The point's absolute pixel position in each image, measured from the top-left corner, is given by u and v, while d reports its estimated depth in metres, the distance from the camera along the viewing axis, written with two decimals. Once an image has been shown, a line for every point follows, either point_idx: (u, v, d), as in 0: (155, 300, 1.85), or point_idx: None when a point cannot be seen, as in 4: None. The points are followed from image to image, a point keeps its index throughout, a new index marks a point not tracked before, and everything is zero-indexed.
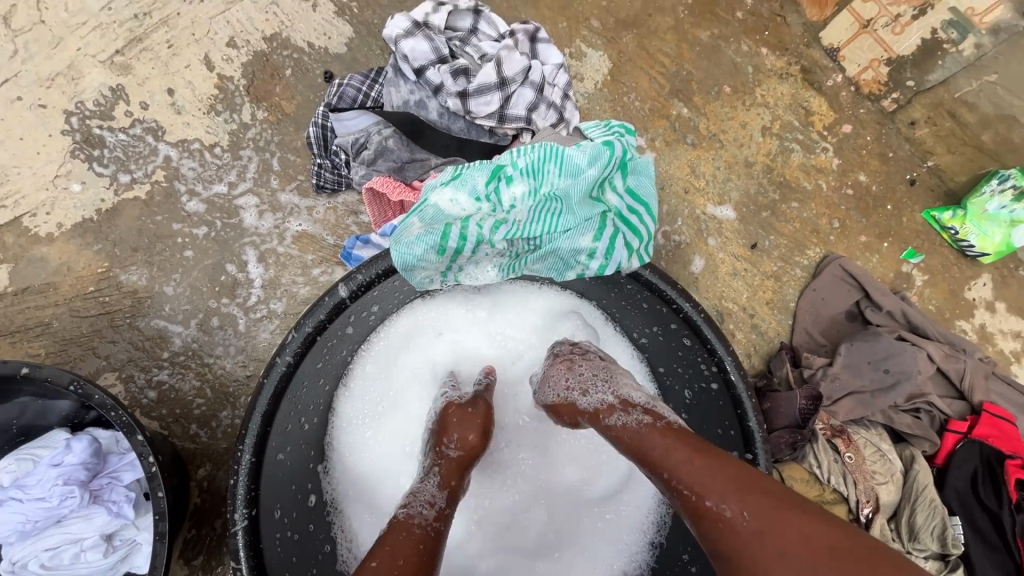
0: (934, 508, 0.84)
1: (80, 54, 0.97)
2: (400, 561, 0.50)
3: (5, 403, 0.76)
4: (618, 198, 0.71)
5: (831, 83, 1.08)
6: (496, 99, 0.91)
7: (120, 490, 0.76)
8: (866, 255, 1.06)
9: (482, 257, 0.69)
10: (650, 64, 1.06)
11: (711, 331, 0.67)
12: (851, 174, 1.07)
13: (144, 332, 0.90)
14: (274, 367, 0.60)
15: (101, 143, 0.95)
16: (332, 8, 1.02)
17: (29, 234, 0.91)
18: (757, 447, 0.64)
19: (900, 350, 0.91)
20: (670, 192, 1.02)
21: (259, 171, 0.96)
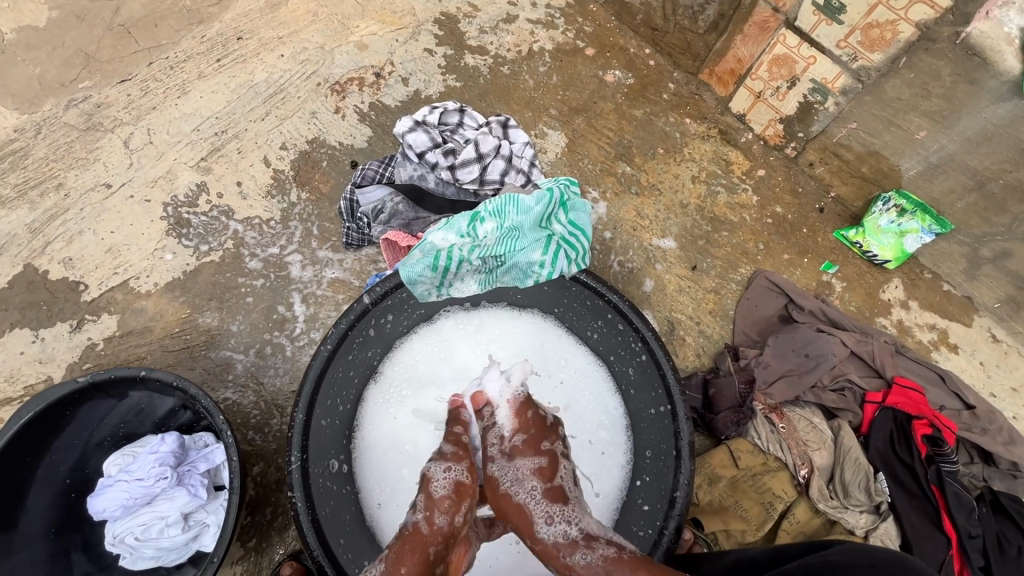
0: (859, 465, 1.01)
1: (176, 162, 1.33)
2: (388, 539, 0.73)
3: (116, 411, 1.00)
4: (562, 227, 0.99)
5: (743, 140, 1.38)
6: (475, 169, 1.23)
7: (197, 476, 0.98)
8: (790, 269, 1.29)
9: (465, 272, 0.96)
10: (598, 136, 1.38)
11: (634, 315, 0.89)
12: (769, 207, 1.33)
13: (215, 360, 1.17)
14: (318, 354, 0.85)
15: (188, 223, 1.28)
16: (357, 116, 1.38)
17: (133, 292, 1.22)
18: (676, 399, 0.86)
19: (815, 337, 1.11)
20: (620, 230, 1.29)
21: (303, 235, 1.27)
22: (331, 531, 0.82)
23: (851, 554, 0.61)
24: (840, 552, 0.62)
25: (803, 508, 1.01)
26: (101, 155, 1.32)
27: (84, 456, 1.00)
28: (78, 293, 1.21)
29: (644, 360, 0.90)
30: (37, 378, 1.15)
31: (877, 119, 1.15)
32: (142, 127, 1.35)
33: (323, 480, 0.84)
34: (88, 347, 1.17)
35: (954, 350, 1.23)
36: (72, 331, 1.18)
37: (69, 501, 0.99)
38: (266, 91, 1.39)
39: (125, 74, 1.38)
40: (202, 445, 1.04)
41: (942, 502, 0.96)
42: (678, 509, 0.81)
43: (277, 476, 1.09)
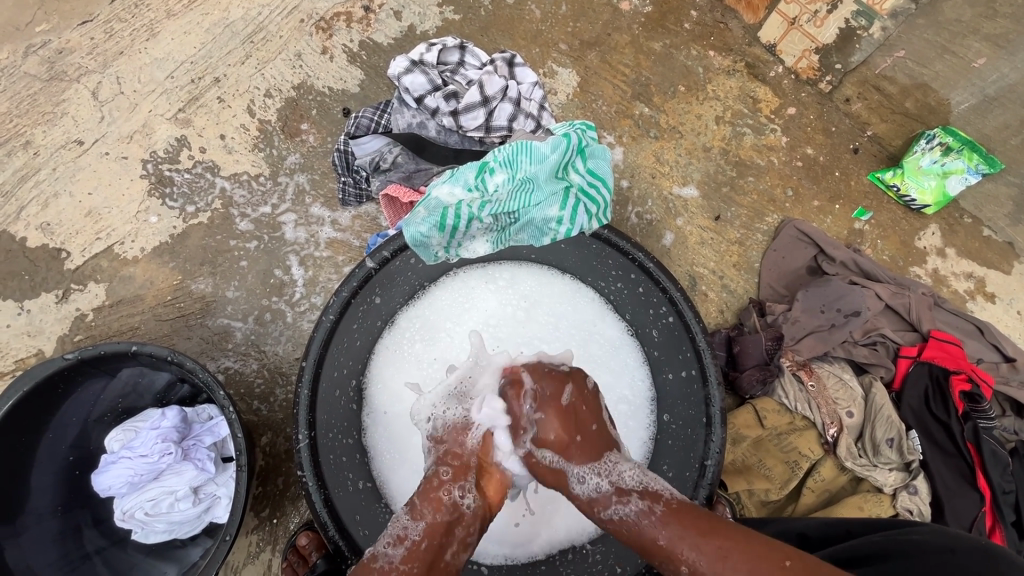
0: (891, 422, 0.97)
1: (152, 114, 1.21)
2: None
3: (114, 386, 0.95)
4: (580, 177, 0.89)
5: (773, 74, 1.25)
6: (481, 114, 1.12)
7: (204, 449, 0.95)
8: (820, 217, 1.20)
9: (475, 231, 0.87)
10: (613, 74, 1.25)
11: (662, 274, 0.82)
12: (799, 149, 1.23)
13: (213, 329, 1.11)
14: (320, 324, 0.78)
15: (170, 182, 1.18)
16: (346, 58, 1.25)
17: (120, 258, 1.14)
18: (706, 360, 0.80)
19: (849, 291, 1.04)
20: (639, 179, 1.20)
21: (296, 192, 1.17)
22: (346, 509, 0.78)
23: None
24: None
25: (829, 466, 0.98)
26: (69, 109, 1.20)
27: (84, 433, 0.96)
28: (61, 261, 1.13)
29: (671, 321, 0.84)
30: (28, 351, 1.09)
31: (930, 45, 1.03)
32: (110, 75, 1.22)
33: (334, 456, 0.80)
34: (78, 317, 1.11)
35: (991, 300, 1.17)
36: (59, 301, 1.11)
37: (74, 477, 0.96)
38: (244, 30, 1.25)
39: (85, 14, 1.23)
40: (206, 418, 1.00)
41: (977, 458, 0.93)
42: (708, 478, 0.77)
43: (287, 446, 1.06)
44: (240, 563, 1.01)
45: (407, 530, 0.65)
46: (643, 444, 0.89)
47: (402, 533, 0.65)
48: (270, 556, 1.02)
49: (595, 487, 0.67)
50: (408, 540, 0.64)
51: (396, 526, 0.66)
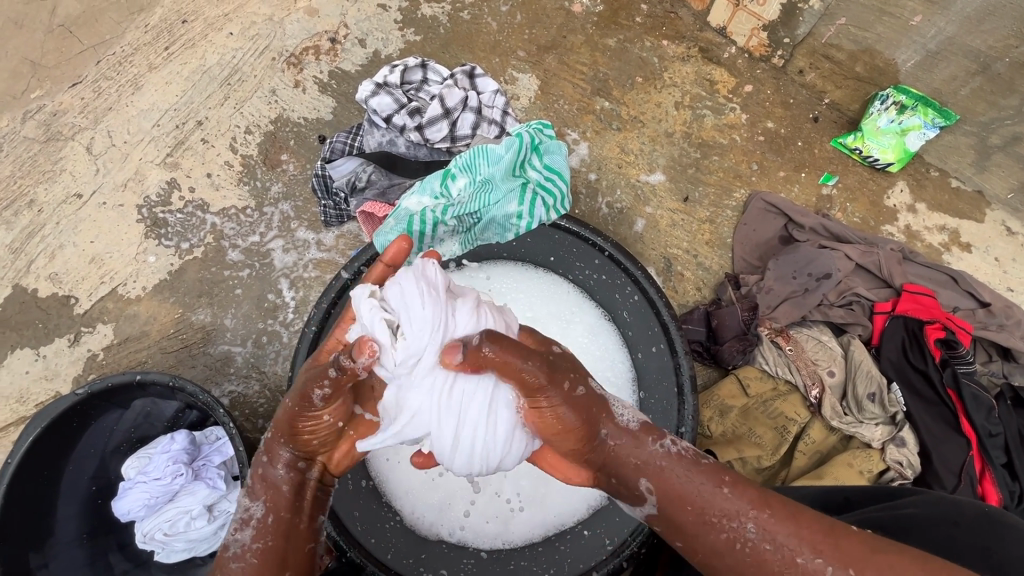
0: (871, 376, 0.98)
1: (143, 162, 1.29)
2: None
3: (125, 414, 1.01)
4: (538, 173, 0.93)
5: (727, 55, 1.29)
6: (445, 126, 1.18)
7: (214, 468, 1.00)
8: (787, 187, 1.23)
9: (443, 235, 0.92)
10: (571, 74, 1.30)
11: (622, 255, 0.88)
12: (760, 123, 1.26)
13: (215, 356, 1.17)
14: (305, 335, 0.83)
15: (164, 223, 1.25)
16: (317, 88, 1.32)
17: (124, 298, 1.21)
18: (673, 334, 0.85)
19: (817, 255, 1.07)
20: (606, 170, 1.24)
21: (281, 220, 1.24)
22: (344, 507, 0.83)
23: (926, 509, 0.66)
24: (913, 505, 0.67)
25: (818, 428, 0.99)
26: (67, 165, 1.29)
27: (103, 463, 1.02)
28: (70, 306, 1.21)
29: (637, 299, 0.89)
30: (47, 394, 1.17)
31: (868, 9, 1.06)
32: (102, 130, 1.31)
33: None
34: (90, 358, 1.18)
35: (967, 249, 1.18)
36: (71, 345, 1.19)
37: (97, 506, 1.02)
38: (220, 74, 1.33)
39: (75, 77, 1.32)
40: (214, 438, 1.05)
41: (960, 405, 0.94)
42: None
43: None
44: None
45: (251, 507, 0.59)
46: None
47: (248, 515, 0.59)
48: None
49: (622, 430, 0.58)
50: (254, 519, 0.58)
51: (238, 508, 0.59)
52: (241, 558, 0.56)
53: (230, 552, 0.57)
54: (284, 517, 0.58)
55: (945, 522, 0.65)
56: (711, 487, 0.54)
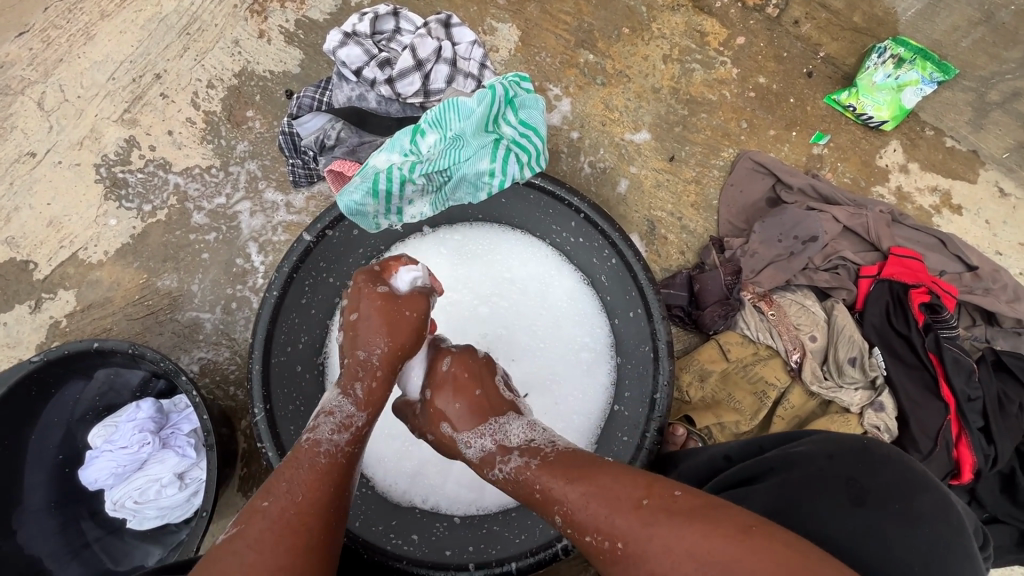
0: (853, 341, 0.96)
1: (99, 118, 1.22)
2: (299, 497, 0.59)
3: (89, 383, 0.98)
4: (512, 129, 0.87)
5: (719, 4, 1.21)
6: (417, 79, 1.10)
7: (182, 436, 0.97)
8: (777, 146, 1.18)
9: (411, 194, 0.86)
10: (554, 24, 1.22)
11: (599, 216, 0.82)
12: (751, 79, 1.20)
13: (183, 322, 1.13)
14: (266, 300, 0.79)
15: (125, 183, 1.19)
16: (283, 39, 1.23)
17: (85, 263, 1.16)
18: (651, 297, 0.81)
19: (804, 217, 1.03)
20: (589, 128, 1.18)
21: (248, 180, 1.18)
22: None
23: (814, 445, 0.66)
24: (804, 443, 0.67)
25: (797, 393, 0.98)
26: (18, 122, 1.21)
27: (70, 432, 0.99)
28: (30, 272, 1.16)
29: (615, 262, 0.85)
30: (9, 362, 1.13)
31: None
32: (53, 84, 1.22)
33: (294, 426, 0.81)
34: (53, 325, 1.13)
35: (958, 212, 1.15)
36: (33, 311, 1.14)
37: (65, 474, 0.99)
38: (178, 23, 1.24)
39: (19, 25, 1.22)
40: (183, 406, 1.02)
41: (940, 369, 0.93)
42: (660, 410, 0.78)
43: None
44: None
45: (353, 416, 0.69)
46: (604, 389, 0.91)
47: (348, 422, 0.68)
48: None
49: (480, 447, 0.69)
50: (354, 426, 0.68)
51: (340, 415, 0.69)
52: (331, 454, 0.65)
53: (321, 447, 0.65)
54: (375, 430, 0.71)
55: (822, 456, 0.64)
56: (531, 473, 0.62)
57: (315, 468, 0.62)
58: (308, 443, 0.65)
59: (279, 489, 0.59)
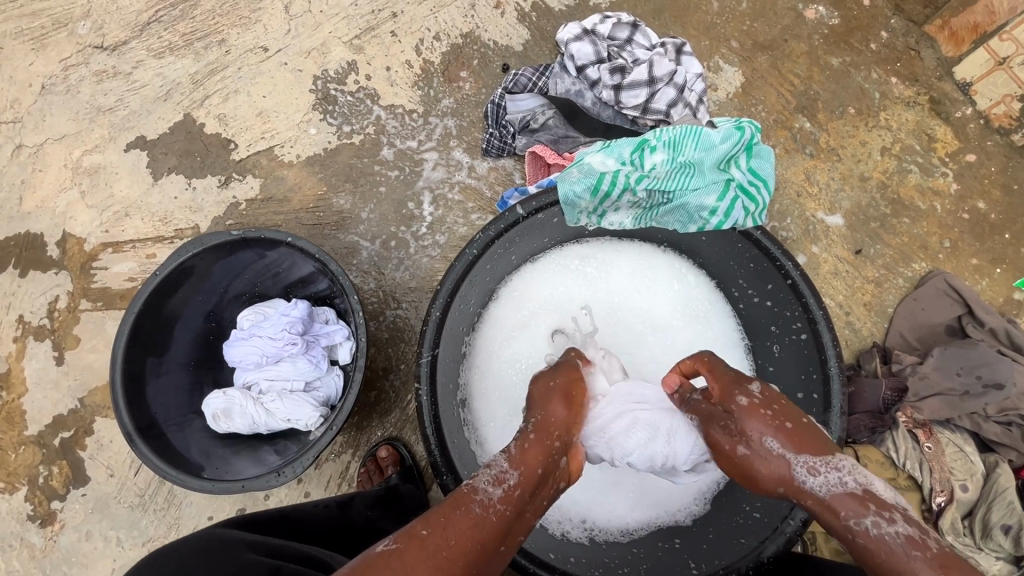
0: (1012, 509, 0.89)
1: (331, 36, 1.30)
2: (451, 541, 0.50)
3: (258, 267, 1.05)
4: (742, 173, 0.86)
5: (959, 115, 1.16)
6: (643, 93, 1.11)
7: (319, 350, 1.03)
8: (975, 277, 1.11)
9: (623, 204, 0.87)
10: (780, 82, 1.20)
11: (807, 288, 0.78)
12: (970, 200, 1.13)
13: (343, 243, 1.19)
14: (464, 256, 0.82)
15: (334, 101, 1.27)
16: (516, 16, 1.27)
17: (277, 160, 1.25)
18: (833, 383, 0.76)
19: (995, 360, 0.96)
20: (784, 194, 1.15)
21: (443, 134, 1.23)
22: (450, 430, 0.81)
23: None
24: None
25: None
26: (262, 17, 1.31)
27: (220, 305, 1.07)
28: (229, 151, 1.25)
29: (802, 339, 0.81)
30: (186, 224, 1.23)
31: None
32: None
33: (447, 379, 0.83)
34: (233, 205, 1.22)
35: None
36: (220, 186, 1.23)
37: (207, 342, 1.07)
38: None
39: None
40: (324, 321, 1.07)
41: None
42: None
43: (384, 364, 1.12)
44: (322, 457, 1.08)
45: (505, 474, 0.57)
46: None
47: (501, 475, 0.57)
48: (349, 459, 1.09)
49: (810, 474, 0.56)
50: (506, 483, 0.56)
51: (494, 466, 0.58)
52: (484, 508, 0.54)
53: (478, 497, 0.55)
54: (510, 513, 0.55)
55: None
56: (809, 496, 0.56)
57: (465, 520, 0.53)
58: (465, 488, 0.56)
59: (437, 521, 0.52)
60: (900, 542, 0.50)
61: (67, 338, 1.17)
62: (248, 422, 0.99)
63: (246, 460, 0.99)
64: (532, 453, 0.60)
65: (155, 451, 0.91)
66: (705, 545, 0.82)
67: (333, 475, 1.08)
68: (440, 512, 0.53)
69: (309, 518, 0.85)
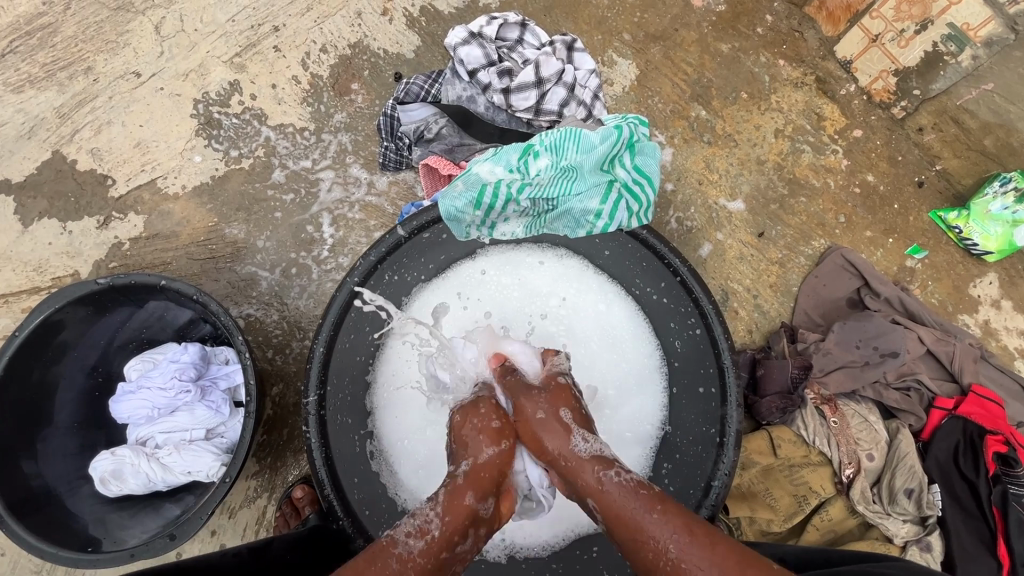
0: (913, 472, 0.92)
1: (209, 56, 1.22)
2: None
3: (142, 312, 0.97)
4: (626, 173, 0.86)
5: (844, 92, 1.19)
6: (533, 95, 1.09)
7: (218, 393, 0.97)
8: (870, 248, 1.15)
9: (510, 213, 0.86)
10: (674, 72, 1.20)
11: (696, 284, 0.79)
12: (859, 175, 1.17)
13: (241, 275, 1.13)
14: (345, 286, 0.79)
15: (218, 124, 1.19)
16: (405, 22, 1.23)
17: (161, 193, 1.16)
18: (728, 378, 0.78)
19: (889, 330, 0.99)
20: (685, 183, 1.15)
21: (337, 151, 1.17)
22: (345, 469, 0.79)
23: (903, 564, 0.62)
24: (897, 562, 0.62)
25: (838, 506, 0.94)
26: (131, 40, 1.22)
27: (106, 357, 0.99)
28: (106, 188, 1.16)
29: (698, 334, 0.81)
30: (65, 271, 1.13)
31: (1023, 81, 0.98)
32: (174, 12, 1.23)
33: (340, 415, 0.80)
34: (115, 245, 1.14)
35: None
36: (99, 227, 1.14)
37: (94, 398, 0.99)
38: None
39: None
40: (223, 361, 1.02)
41: (1002, 527, 0.87)
42: (710, 499, 0.76)
43: (295, 399, 1.07)
44: (236, 504, 1.02)
45: (429, 524, 0.58)
46: (646, 457, 0.86)
47: (425, 526, 0.58)
48: (265, 503, 1.04)
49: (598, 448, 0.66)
50: (430, 534, 0.57)
51: (418, 516, 0.59)
52: (404, 561, 0.54)
53: (396, 548, 0.55)
54: (428, 569, 0.55)
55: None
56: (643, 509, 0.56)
57: (385, 575, 0.52)
58: (385, 539, 0.56)
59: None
60: (632, 482, 0.60)
61: None
62: (143, 480, 0.91)
63: (146, 521, 0.92)
64: (454, 506, 0.60)
65: (31, 528, 0.83)
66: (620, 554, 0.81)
67: (249, 522, 1.03)
68: (357, 563, 0.53)
69: (218, 564, 0.69)
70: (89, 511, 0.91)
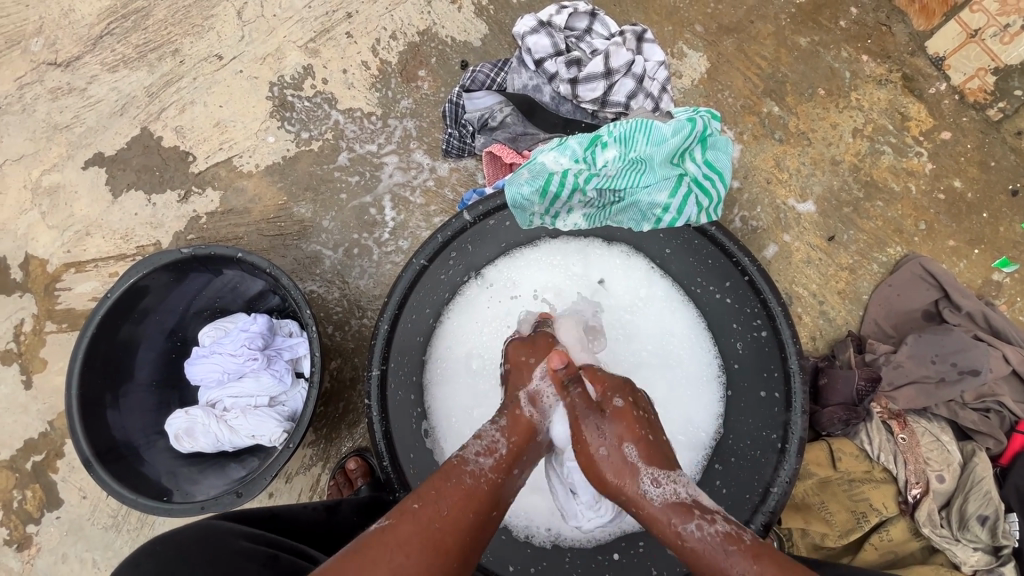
0: (989, 499, 0.87)
1: (285, 40, 1.26)
2: (445, 510, 0.55)
3: (217, 282, 1.03)
4: (696, 167, 0.84)
5: (933, 91, 1.11)
6: (601, 86, 1.08)
7: (282, 363, 1.02)
8: (953, 259, 1.08)
9: (574, 204, 0.85)
10: (747, 65, 1.15)
11: (765, 284, 0.76)
12: (945, 179, 1.09)
13: (306, 253, 1.17)
14: (411, 265, 0.80)
15: (291, 107, 1.24)
16: (474, 10, 1.24)
17: (236, 170, 1.22)
18: (795, 384, 0.74)
19: (970, 346, 0.93)
20: (753, 182, 1.11)
21: (402, 136, 1.20)
22: (402, 444, 0.80)
23: None
24: None
25: (900, 526, 0.90)
26: (215, 25, 1.28)
27: (182, 322, 1.05)
28: (187, 163, 1.23)
29: (762, 336, 0.79)
30: (148, 240, 1.22)
31: None
32: None
33: (400, 391, 0.83)
34: (193, 219, 1.21)
35: None
36: (180, 200, 1.22)
37: (170, 360, 1.06)
38: None
39: None
40: (287, 333, 1.07)
41: None
42: (769, 506, 0.74)
43: (352, 375, 1.11)
44: (292, 470, 1.08)
45: (498, 442, 0.63)
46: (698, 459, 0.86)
47: (492, 445, 0.62)
48: (319, 471, 1.08)
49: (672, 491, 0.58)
50: (497, 453, 0.62)
51: (486, 435, 0.64)
52: (476, 476, 0.59)
53: (467, 465, 0.60)
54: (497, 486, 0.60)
55: None
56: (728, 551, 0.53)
57: (458, 489, 0.58)
58: (457, 459, 0.61)
59: (428, 494, 0.57)
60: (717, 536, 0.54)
61: (34, 361, 1.17)
62: (212, 440, 0.98)
63: (213, 478, 0.98)
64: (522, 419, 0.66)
65: (115, 476, 0.90)
66: (668, 553, 0.81)
67: (303, 488, 1.08)
68: (429, 486, 0.58)
69: (297, 516, 0.77)
70: (162, 464, 0.98)
